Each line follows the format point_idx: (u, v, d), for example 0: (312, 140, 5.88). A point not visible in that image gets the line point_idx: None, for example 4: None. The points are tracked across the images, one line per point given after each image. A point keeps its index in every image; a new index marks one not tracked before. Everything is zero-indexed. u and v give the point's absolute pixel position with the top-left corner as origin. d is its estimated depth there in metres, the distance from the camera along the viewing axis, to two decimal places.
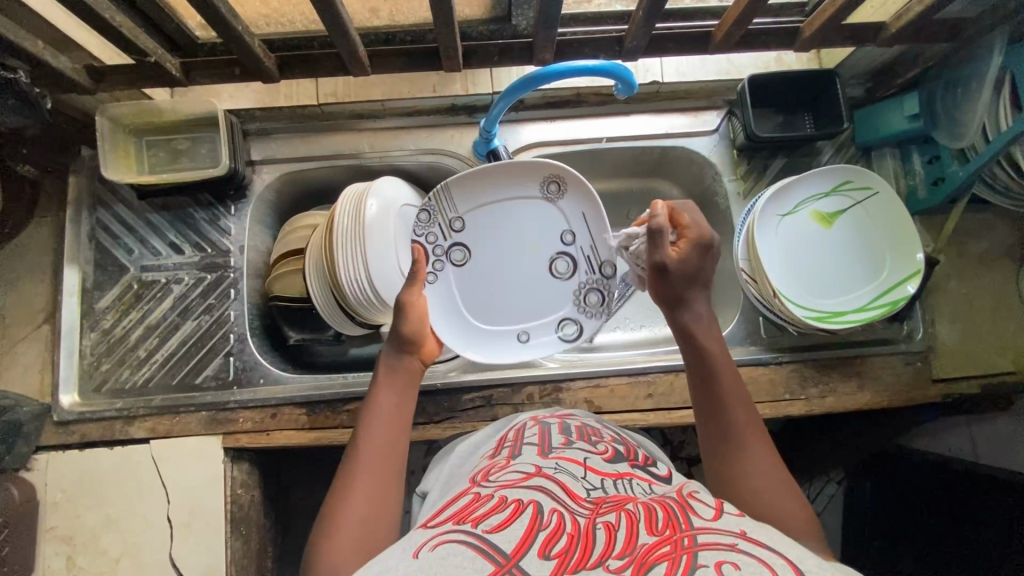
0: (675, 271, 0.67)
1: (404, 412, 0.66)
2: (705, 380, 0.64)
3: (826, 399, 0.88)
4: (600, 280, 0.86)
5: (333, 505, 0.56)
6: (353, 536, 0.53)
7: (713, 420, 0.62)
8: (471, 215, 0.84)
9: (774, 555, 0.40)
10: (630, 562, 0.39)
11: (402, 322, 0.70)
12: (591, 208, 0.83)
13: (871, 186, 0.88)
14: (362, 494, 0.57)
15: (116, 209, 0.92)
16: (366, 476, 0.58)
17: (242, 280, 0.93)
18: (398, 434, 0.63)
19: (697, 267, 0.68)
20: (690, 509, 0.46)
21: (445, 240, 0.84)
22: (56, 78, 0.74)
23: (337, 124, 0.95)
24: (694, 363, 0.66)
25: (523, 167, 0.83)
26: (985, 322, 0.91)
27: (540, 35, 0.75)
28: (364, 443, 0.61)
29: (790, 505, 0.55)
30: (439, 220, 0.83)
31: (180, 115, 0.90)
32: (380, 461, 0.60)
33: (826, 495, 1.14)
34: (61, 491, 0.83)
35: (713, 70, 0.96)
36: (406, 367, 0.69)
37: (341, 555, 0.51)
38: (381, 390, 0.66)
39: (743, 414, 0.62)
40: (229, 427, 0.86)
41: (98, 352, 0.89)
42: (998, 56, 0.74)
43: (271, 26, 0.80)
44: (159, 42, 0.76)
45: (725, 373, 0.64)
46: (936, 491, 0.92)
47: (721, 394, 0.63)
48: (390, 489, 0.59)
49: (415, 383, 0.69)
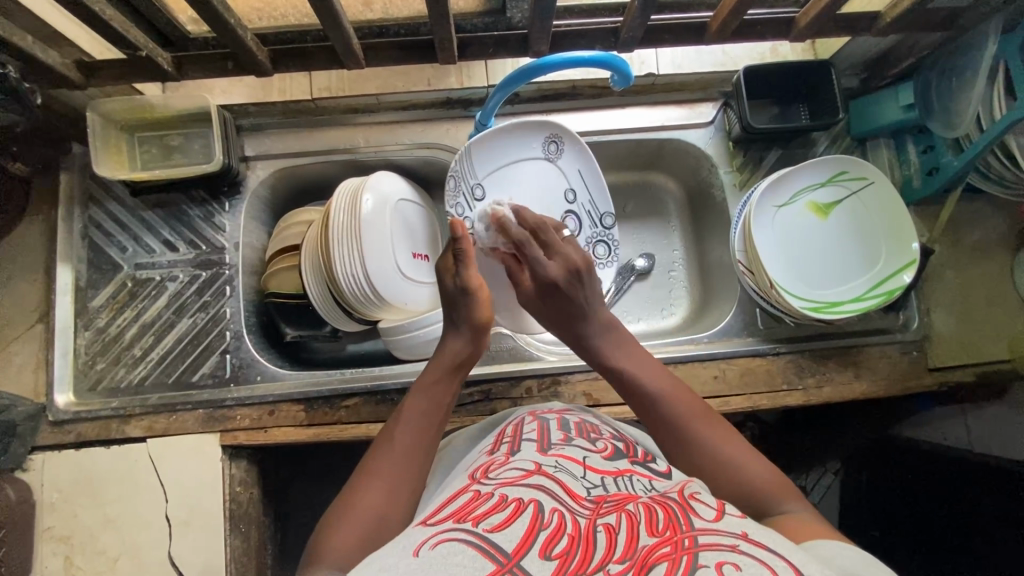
0: (550, 318, 0.74)
1: (448, 409, 0.67)
2: (629, 390, 0.67)
3: (823, 389, 0.88)
4: (601, 233, 0.92)
5: (355, 485, 0.57)
6: (368, 519, 0.53)
7: (653, 417, 0.64)
8: (490, 182, 0.86)
9: (777, 558, 0.41)
10: (631, 565, 0.40)
11: (475, 308, 0.73)
12: (587, 166, 0.90)
13: (867, 176, 0.89)
14: (383, 476, 0.57)
15: (109, 206, 0.91)
16: (391, 464, 0.59)
17: (237, 277, 0.92)
18: (436, 430, 0.64)
19: (557, 308, 0.73)
20: (691, 510, 0.46)
21: (472, 211, 0.85)
22: (46, 72, 0.73)
23: (331, 118, 0.94)
24: (623, 387, 0.68)
25: (524, 127, 0.86)
26: (980, 311, 0.91)
27: (536, 26, 0.74)
28: (401, 424, 0.63)
29: (765, 478, 0.56)
30: (463, 189, 0.85)
31: (173, 110, 0.89)
32: (410, 445, 0.61)
33: (823, 486, 1.12)
34: (57, 491, 0.82)
35: (709, 62, 0.97)
36: (454, 357, 0.71)
37: (352, 533, 0.52)
38: (429, 377, 0.68)
39: (681, 401, 0.64)
40: (226, 424, 0.86)
41: (93, 350, 0.88)
42: (993, 45, 0.75)
43: (264, 20, 0.79)
44: (149, 36, 0.75)
45: (649, 375, 0.67)
46: (931, 479, 0.93)
47: (653, 394, 0.65)
48: (408, 473, 0.59)
49: (461, 375, 0.71)
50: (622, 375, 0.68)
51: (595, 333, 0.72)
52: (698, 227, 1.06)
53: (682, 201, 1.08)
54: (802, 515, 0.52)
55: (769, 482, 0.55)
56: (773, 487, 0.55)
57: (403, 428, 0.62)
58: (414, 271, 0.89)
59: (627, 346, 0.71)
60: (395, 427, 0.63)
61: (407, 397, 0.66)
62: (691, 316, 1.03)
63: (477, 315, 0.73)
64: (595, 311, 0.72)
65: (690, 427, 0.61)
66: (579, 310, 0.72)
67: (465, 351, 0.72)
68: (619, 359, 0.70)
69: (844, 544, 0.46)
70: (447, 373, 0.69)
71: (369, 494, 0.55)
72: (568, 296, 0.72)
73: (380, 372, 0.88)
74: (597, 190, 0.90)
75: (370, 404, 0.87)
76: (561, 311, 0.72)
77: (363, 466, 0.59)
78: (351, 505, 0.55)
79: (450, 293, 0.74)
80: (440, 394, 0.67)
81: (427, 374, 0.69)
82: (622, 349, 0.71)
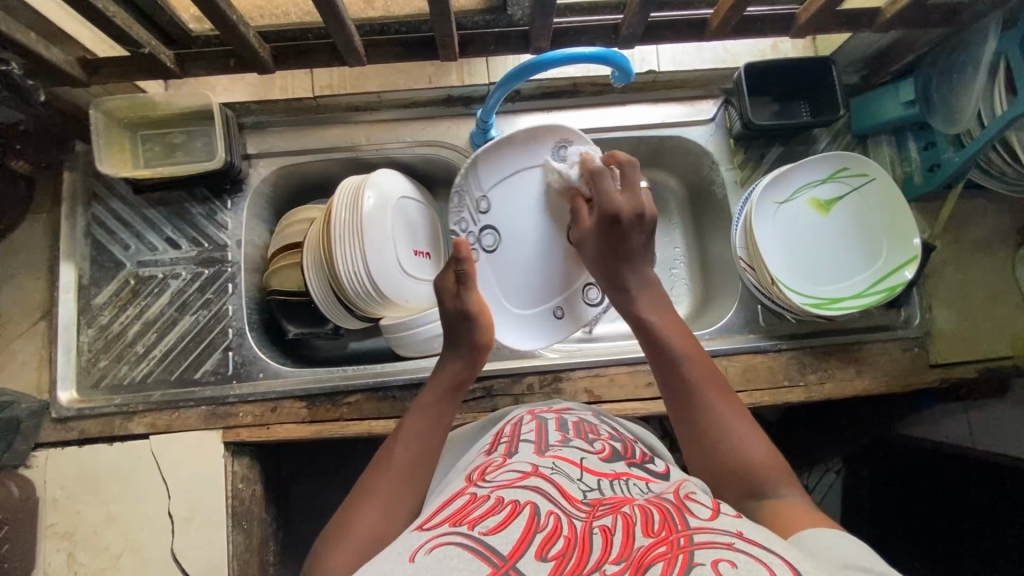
0: (596, 251, 0.75)
1: (444, 430, 0.67)
2: (653, 345, 0.68)
3: (825, 385, 0.88)
4: None
5: (352, 506, 0.57)
6: (366, 539, 0.54)
7: (666, 371, 0.66)
8: (495, 193, 0.83)
9: (771, 555, 0.41)
10: (627, 566, 0.40)
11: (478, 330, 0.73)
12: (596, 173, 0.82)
13: (868, 173, 0.88)
14: (379, 497, 0.58)
15: (111, 204, 0.91)
16: (387, 484, 0.59)
17: (239, 274, 0.92)
18: (436, 447, 0.65)
19: (611, 242, 0.74)
20: (686, 510, 0.47)
21: (476, 225, 0.84)
22: (50, 70, 0.74)
23: (333, 116, 0.95)
24: (650, 342, 0.69)
25: (532, 134, 0.81)
26: (981, 307, 0.91)
27: (536, 23, 0.75)
28: (398, 445, 0.63)
29: (763, 456, 0.57)
30: (467, 203, 0.83)
31: (176, 108, 0.90)
32: (408, 465, 0.61)
33: (824, 484, 1.14)
34: (60, 487, 0.82)
35: (709, 58, 0.97)
36: (453, 375, 0.71)
37: (348, 555, 0.52)
38: (428, 397, 0.69)
39: (698, 367, 0.65)
40: (228, 422, 0.86)
41: (96, 347, 0.89)
42: (992, 41, 0.75)
43: (266, 17, 0.80)
44: (152, 34, 0.75)
45: (675, 333, 0.69)
46: (933, 475, 0.93)
47: (674, 354, 0.66)
48: (405, 493, 0.59)
49: (460, 396, 0.71)
50: (648, 327, 0.70)
51: (634, 285, 0.74)
52: (699, 224, 1.06)
53: (683, 199, 1.08)
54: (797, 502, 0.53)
55: (767, 460, 0.57)
56: (768, 467, 0.56)
57: (403, 447, 0.63)
58: (416, 268, 0.89)
59: (660, 303, 0.73)
60: (393, 447, 0.63)
61: (406, 418, 0.67)
62: (693, 314, 1.03)
63: (477, 338, 0.73)
64: (639, 262, 0.75)
65: (696, 394, 0.62)
66: (628, 251, 0.74)
67: (466, 371, 0.72)
68: (650, 313, 0.71)
69: (838, 532, 0.46)
70: (446, 392, 0.69)
71: (367, 510, 0.56)
72: (626, 235, 0.74)
73: (382, 369, 0.89)
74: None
75: (373, 401, 0.87)
76: (612, 251, 0.74)
77: (361, 487, 0.60)
78: (347, 526, 0.55)
79: (450, 320, 0.73)
80: (439, 414, 0.67)
81: (426, 394, 0.69)
82: (653, 304, 0.73)
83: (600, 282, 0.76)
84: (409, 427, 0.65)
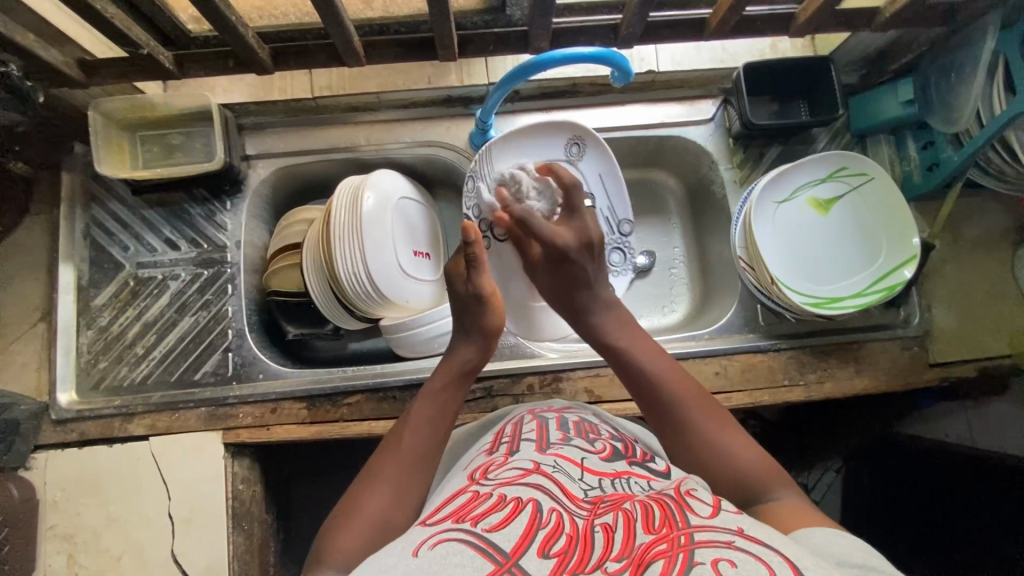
0: (552, 288, 0.75)
1: (452, 415, 0.66)
2: (626, 371, 0.67)
3: (825, 384, 0.89)
4: (619, 238, 0.94)
5: (360, 490, 0.57)
6: (372, 526, 0.54)
7: (644, 395, 0.65)
8: None
9: (771, 553, 0.40)
10: (628, 563, 0.40)
11: (487, 315, 0.72)
12: (608, 169, 0.90)
13: (867, 172, 0.89)
14: (387, 482, 0.58)
15: (111, 206, 0.91)
16: (395, 470, 0.59)
17: (238, 275, 0.92)
18: (444, 434, 0.64)
19: (564, 277, 0.73)
20: (687, 507, 0.47)
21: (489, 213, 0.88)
22: (49, 71, 0.74)
23: (333, 117, 0.95)
24: (623, 371, 0.68)
25: (548, 128, 0.87)
26: (980, 306, 0.91)
27: (535, 22, 0.75)
28: (408, 429, 0.63)
29: (754, 467, 0.57)
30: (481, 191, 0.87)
31: (174, 109, 0.89)
32: (417, 451, 0.61)
33: (824, 484, 1.12)
34: (60, 490, 0.82)
35: (708, 57, 0.97)
36: (463, 362, 0.70)
37: (354, 542, 0.52)
38: (438, 382, 0.68)
39: (674, 385, 0.64)
40: (229, 423, 0.86)
41: (95, 349, 0.89)
42: (991, 40, 0.75)
43: (264, 18, 0.80)
44: (150, 34, 0.75)
45: (645, 353, 0.67)
46: (933, 473, 0.93)
47: (649, 378, 0.65)
48: (413, 481, 0.59)
49: (469, 382, 0.70)
50: (619, 353, 0.68)
51: (595, 308, 0.73)
52: (699, 224, 1.06)
53: (682, 199, 1.08)
54: (791, 503, 0.53)
55: (761, 467, 0.57)
56: (764, 472, 0.56)
57: (413, 433, 0.62)
58: (416, 268, 0.89)
59: (625, 323, 0.72)
60: (403, 431, 0.63)
61: (415, 402, 0.66)
62: (692, 313, 1.03)
63: (488, 322, 0.72)
64: (597, 286, 0.73)
65: (677, 411, 0.62)
66: (584, 282, 0.73)
67: (474, 358, 0.71)
68: (618, 337, 0.70)
69: (836, 531, 0.46)
70: (455, 379, 0.68)
71: (375, 495, 0.56)
72: (577, 266, 0.73)
73: (382, 370, 0.88)
74: (615, 195, 0.91)
75: (373, 402, 0.87)
76: (565, 281, 0.73)
77: (368, 470, 0.60)
78: (353, 511, 0.55)
79: (460, 305, 0.73)
80: (448, 400, 0.67)
81: (437, 379, 0.68)
82: (618, 327, 0.71)
83: (562, 312, 0.75)
84: (420, 411, 0.65)
